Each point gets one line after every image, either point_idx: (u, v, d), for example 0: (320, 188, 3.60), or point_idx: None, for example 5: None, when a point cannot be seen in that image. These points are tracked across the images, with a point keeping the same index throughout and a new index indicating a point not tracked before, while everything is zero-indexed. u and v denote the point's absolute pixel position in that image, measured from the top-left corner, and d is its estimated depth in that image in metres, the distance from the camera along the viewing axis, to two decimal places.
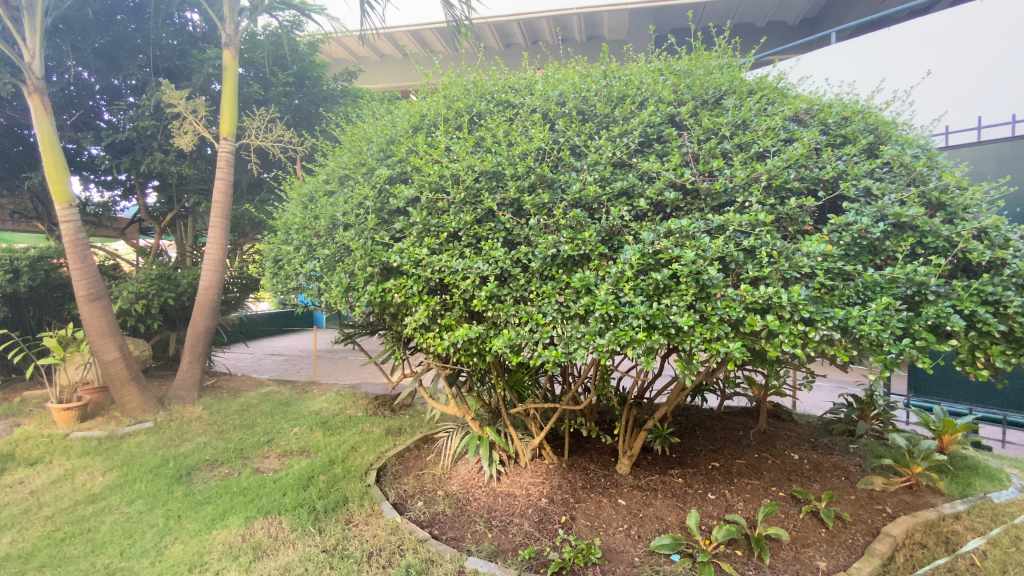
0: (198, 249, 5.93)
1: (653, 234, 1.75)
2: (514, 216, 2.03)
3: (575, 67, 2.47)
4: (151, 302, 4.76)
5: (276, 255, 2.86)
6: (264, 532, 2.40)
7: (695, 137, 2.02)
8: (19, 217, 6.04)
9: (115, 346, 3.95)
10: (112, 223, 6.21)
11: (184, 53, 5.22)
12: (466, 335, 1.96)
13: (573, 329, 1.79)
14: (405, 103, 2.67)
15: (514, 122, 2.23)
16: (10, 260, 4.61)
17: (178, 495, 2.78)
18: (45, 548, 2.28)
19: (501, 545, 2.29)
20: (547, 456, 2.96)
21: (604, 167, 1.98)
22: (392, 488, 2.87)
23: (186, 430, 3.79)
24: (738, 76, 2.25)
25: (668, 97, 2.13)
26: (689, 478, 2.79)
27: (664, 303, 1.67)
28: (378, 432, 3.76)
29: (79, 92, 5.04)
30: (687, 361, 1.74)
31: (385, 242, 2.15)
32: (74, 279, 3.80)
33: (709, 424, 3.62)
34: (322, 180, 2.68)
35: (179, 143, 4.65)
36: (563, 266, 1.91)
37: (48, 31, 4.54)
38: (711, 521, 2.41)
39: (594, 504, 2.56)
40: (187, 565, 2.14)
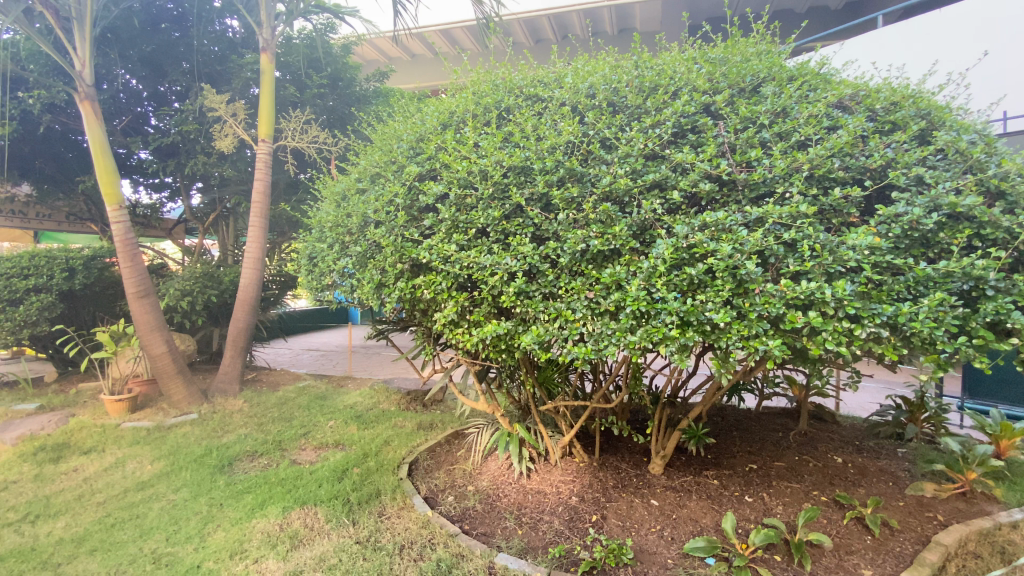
0: (238, 248, 6.14)
1: (687, 228, 1.69)
2: (542, 212, 2.01)
3: (606, 58, 2.42)
4: (195, 299, 4.96)
5: (312, 252, 2.92)
6: (301, 522, 2.46)
7: (732, 126, 1.94)
8: (75, 219, 6.42)
9: (162, 341, 4.13)
10: (159, 223, 6.49)
11: (224, 59, 5.40)
12: (494, 332, 1.95)
13: (604, 326, 1.74)
14: (434, 101, 2.68)
15: (543, 116, 2.20)
16: (67, 259, 4.90)
17: (221, 484, 2.89)
18: (97, 533, 2.41)
19: (531, 543, 2.28)
20: (577, 454, 2.92)
21: (636, 159, 1.92)
22: (423, 482, 2.90)
23: (228, 422, 3.94)
24: (778, 62, 2.15)
25: (703, 86, 2.06)
26: (725, 479, 2.71)
27: (699, 299, 1.61)
28: (411, 427, 3.82)
29: (128, 99, 5.30)
30: (724, 359, 1.68)
31: (415, 239, 2.18)
32: (124, 277, 3.99)
33: (746, 424, 3.50)
34: (354, 180, 2.72)
35: (220, 145, 4.82)
36: (593, 261, 1.87)
37: (98, 41, 4.77)
38: (748, 525, 2.33)
39: (626, 504, 2.52)
40: (228, 552, 2.22)
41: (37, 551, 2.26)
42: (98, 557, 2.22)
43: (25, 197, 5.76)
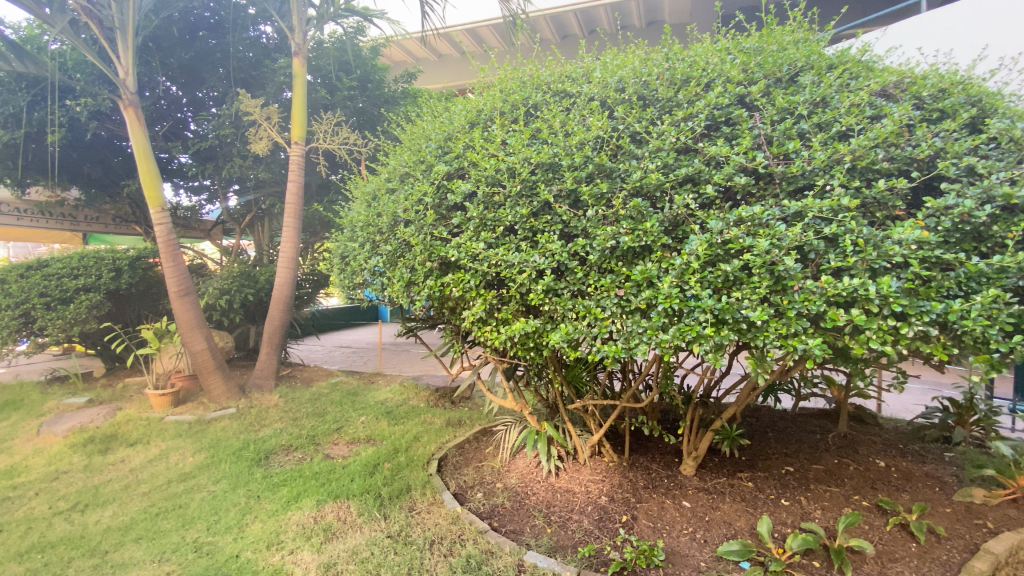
0: (273, 248, 6.32)
1: (722, 223, 1.64)
2: (571, 208, 1.99)
3: (635, 52, 2.37)
4: (233, 298, 5.13)
5: (343, 252, 2.97)
6: (334, 515, 2.51)
7: (768, 117, 1.88)
8: (121, 221, 6.73)
9: (202, 338, 4.29)
10: (199, 224, 6.74)
11: (258, 64, 5.55)
12: (522, 330, 1.94)
13: (634, 324, 1.71)
14: (462, 100, 2.68)
15: (571, 111, 2.17)
16: (114, 260, 5.14)
17: (258, 477, 2.98)
18: (142, 522, 2.52)
19: (560, 542, 2.27)
20: (606, 453, 2.89)
21: (667, 154, 1.88)
22: (452, 478, 2.92)
23: (264, 416, 4.06)
24: (817, 50, 2.06)
25: (737, 76, 2.00)
26: (760, 482, 2.64)
27: (735, 296, 1.56)
28: (439, 423, 3.85)
29: (169, 105, 5.53)
30: (760, 359, 1.62)
31: (443, 237, 2.20)
32: (166, 277, 4.15)
33: (782, 426, 3.40)
34: (384, 180, 2.75)
35: (255, 149, 4.97)
36: (623, 258, 1.84)
37: (141, 50, 4.97)
38: (785, 530, 2.26)
39: (656, 505, 2.48)
40: (265, 543, 2.29)
41: (86, 539, 2.38)
42: (143, 545, 2.32)
43: (76, 201, 6.07)
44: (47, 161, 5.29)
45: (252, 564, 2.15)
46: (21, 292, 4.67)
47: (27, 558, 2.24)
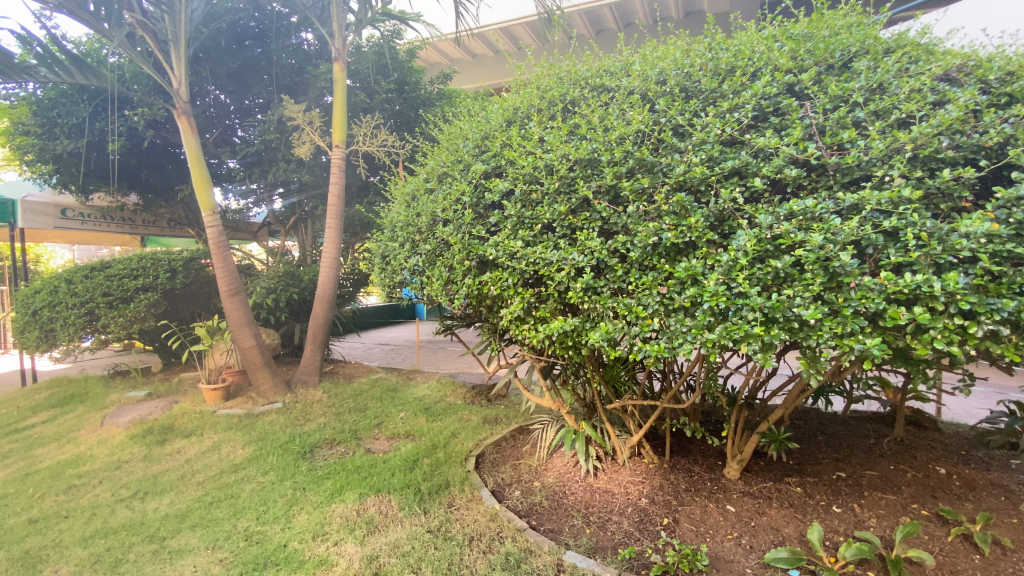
0: (316, 248, 6.52)
1: (772, 217, 1.58)
2: (611, 205, 1.96)
3: (676, 43, 2.30)
4: (279, 297, 5.33)
5: (383, 251, 3.02)
6: (376, 509, 2.57)
7: (821, 106, 1.79)
8: (175, 225, 7.09)
9: (251, 335, 4.46)
10: (246, 226, 7.02)
11: (301, 70, 5.73)
12: (561, 328, 1.93)
13: (678, 323, 1.67)
14: (499, 98, 2.68)
15: (611, 106, 2.14)
16: (169, 261, 5.43)
17: (304, 469, 3.08)
18: (198, 510, 2.65)
19: (600, 543, 2.24)
20: (646, 454, 2.84)
21: (712, 146, 1.82)
22: (490, 475, 2.93)
23: (309, 411, 4.19)
24: (873, 33, 1.95)
25: (786, 64, 1.92)
26: (809, 488, 2.53)
27: (786, 294, 1.50)
28: (476, 420, 3.88)
29: (218, 113, 5.78)
30: (813, 360, 1.56)
31: (481, 236, 2.21)
32: (218, 277, 4.34)
33: (833, 430, 3.25)
34: (423, 180, 2.78)
35: (299, 152, 5.13)
36: (666, 255, 1.80)
37: (192, 61, 5.22)
38: (837, 538, 2.16)
39: (699, 509, 2.42)
40: (311, 534, 2.36)
41: (146, 525, 2.52)
42: (199, 532, 2.44)
43: (135, 206, 6.44)
44: (109, 169, 5.62)
45: (300, 554, 2.22)
46: (87, 292, 4.99)
47: (92, 543, 2.39)
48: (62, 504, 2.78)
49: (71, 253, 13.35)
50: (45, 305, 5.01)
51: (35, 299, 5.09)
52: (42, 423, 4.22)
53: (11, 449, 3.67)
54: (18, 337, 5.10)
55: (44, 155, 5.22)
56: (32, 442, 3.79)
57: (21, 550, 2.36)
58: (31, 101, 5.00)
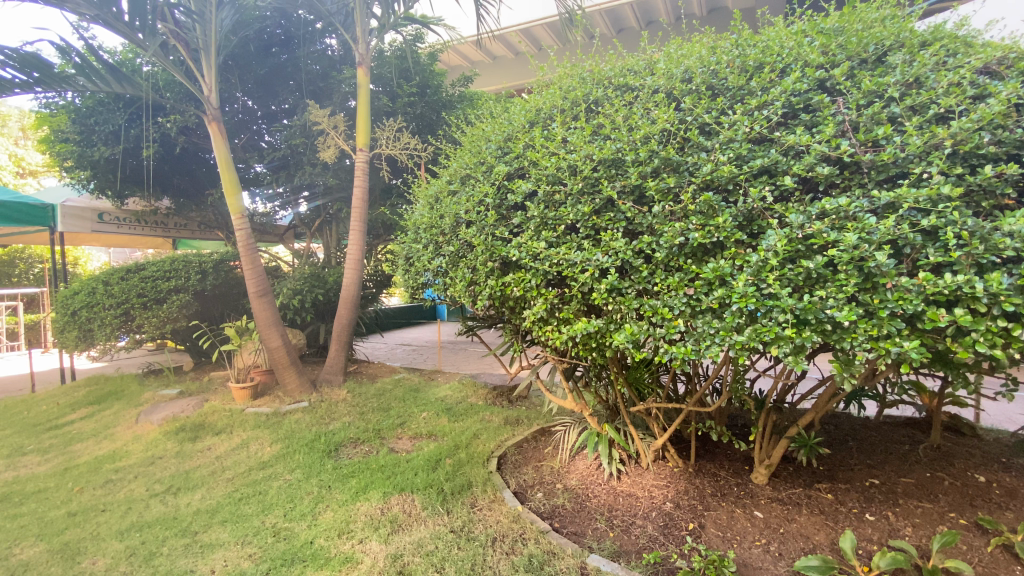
0: (340, 250, 6.62)
1: (803, 217, 1.54)
2: (636, 205, 1.94)
3: (701, 40, 2.27)
4: (305, 297, 5.45)
5: (407, 253, 3.05)
6: (400, 508, 2.60)
7: (854, 101, 1.75)
8: (204, 228, 7.28)
9: (278, 336, 4.55)
10: (273, 229, 7.18)
11: (325, 75, 5.83)
12: (584, 330, 1.92)
13: (705, 325, 1.65)
14: (521, 99, 2.68)
15: (635, 105, 2.12)
16: (200, 263, 5.58)
17: (329, 467, 3.13)
18: (228, 506, 2.71)
19: (624, 547, 2.22)
20: (671, 458, 2.80)
21: (740, 145, 1.79)
22: (512, 477, 2.93)
23: (333, 410, 4.26)
24: (909, 26, 1.88)
25: (817, 59, 1.87)
26: (841, 494, 2.46)
27: (818, 296, 1.46)
28: (498, 421, 3.89)
29: (246, 118, 5.93)
30: (846, 363, 1.52)
31: (504, 237, 2.22)
32: (246, 278, 4.44)
33: (865, 435, 3.16)
34: (446, 182, 2.80)
35: (324, 156, 5.22)
36: (693, 256, 1.78)
37: (221, 68, 5.37)
38: (871, 547, 2.09)
39: (726, 514, 2.37)
40: (337, 531, 2.40)
41: (179, 520, 2.59)
42: (229, 527, 2.50)
43: (167, 210, 6.65)
44: (143, 175, 5.81)
45: (326, 551, 2.26)
46: (123, 293, 5.17)
47: (127, 536, 2.47)
48: (100, 498, 2.88)
49: (108, 256, 13.82)
50: (83, 305, 5.20)
51: (74, 299, 5.29)
52: (81, 419, 4.39)
53: (52, 444, 3.82)
54: (59, 336, 5.30)
55: (82, 161, 5.44)
56: (72, 438, 3.94)
57: (61, 541, 2.45)
58: (70, 109, 5.22)
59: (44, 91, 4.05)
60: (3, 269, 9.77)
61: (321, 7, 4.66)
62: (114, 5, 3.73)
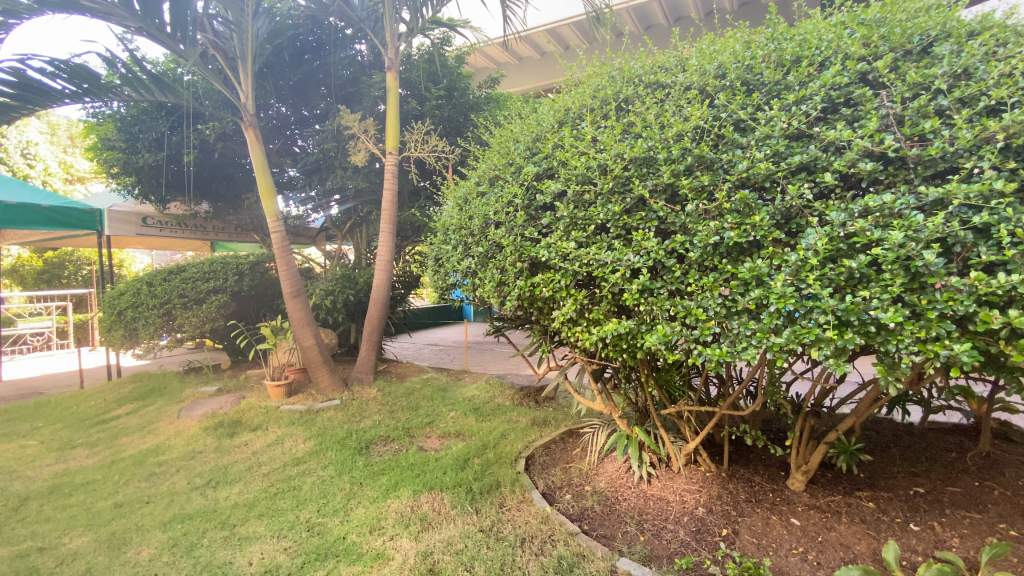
0: (370, 251, 6.74)
1: (844, 214, 1.49)
2: (668, 203, 1.90)
3: (735, 35, 2.22)
4: (337, 298, 5.57)
5: (436, 254, 3.07)
6: (430, 506, 2.63)
7: (898, 94, 1.68)
8: (241, 231, 7.51)
9: (311, 335, 4.66)
10: (306, 231, 7.37)
11: (355, 80, 5.95)
12: (615, 330, 1.90)
13: (741, 326, 1.62)
14: (550, 99, 2.68)
15: (667, 103, 2.10)
16: (237, 264, 5.73)
17: (361, 464, 3.19)
18: (264, 500, 2.80)
19: (655, 551, 2.19)
20: (703, 462, 2.75)
21: (778, 141, 1.74)
22: (541, 478, 2.93)
23: (364, 408, 4.34)
24: (956, 14, 1.80)
25: (859, 52, 1.80)
26: (883, 503, 2.37)
27: (861, 297, 1.41)
28: (526, 421, 3.89)
29: (280, 124, 6.11)
30: (891, 367, 1.47)
31: (533, 238, 2.22)
32: (281, 279, 4.56)
33: (908, 442, 3.03)
34: (474, 183, 2.81)
35: (355, 160, 5.33)
36: (728, 255, 1.74)
37: (257, 76, 5.54)
38: (916, 558, 2.00)
39: (761, 520, 2.31)
40: (368, 528, 2.44)
41: (218, 512, 2.69)
42: (266, 521, 2.58)
43: (206, 213, 6.90)
44: (184, 180, 6.04)
45: (358, 547, 2.30)
46: (166, 294, 5.40)
47: (169, 527, 2.57)
48: (144, 491, 3.01)
49: (151, 258, 14.43)
50: (129, 305, 5.46)
51: (120, 300, 5.55)
52: (126, 414, 4.60)
53: (100, 438, 4.01)
54: (106, 335, 5.57)
55: (127, 168, 5.70)
56: (118, 432, 4.14)
57: (108, 531, 2.56)
58: (116, 118, 5.48)
59: (93, 101, 4.26)
60: (54, 270, 10.33)
61: (352, 13, 4.75)
62: (157, 17, 3.90)
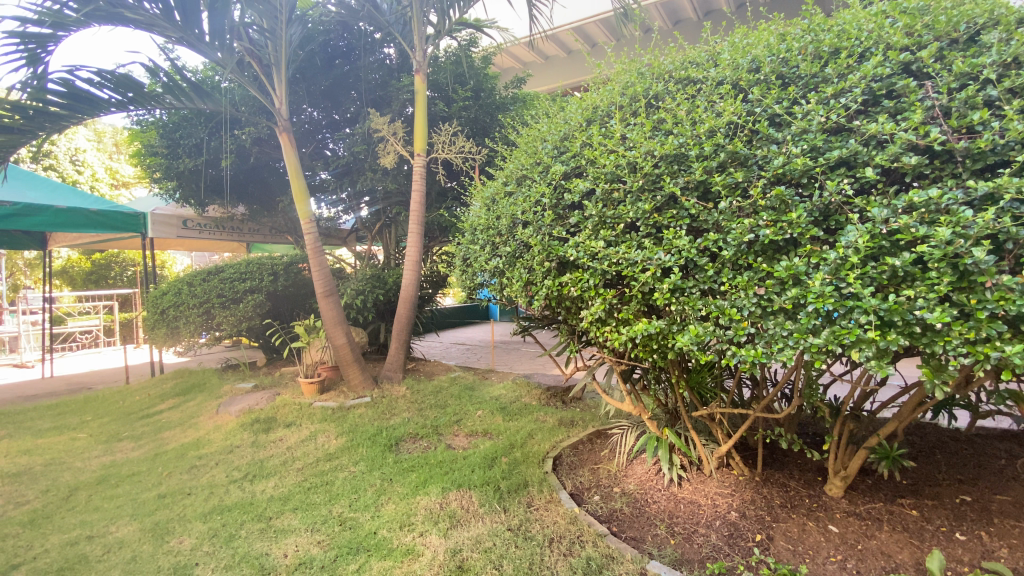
0: (399, 251, 6.85)
1: (887, 211, 1.44)
2: (700, 201, 1.87)
3: (769, 27, 2.17)
4: (367, 297, 5.68)
5: (464, 254, 3.08)
6: (458, 503, 2.65)
7: (945, 84, 1.61)
8: (274, 232, 7.73)
9: (343, 333, 4.75)
10: (337, 232, 7.53)
11: (384, 83, 6.04)
12: (645, 330, 1.87)
13: (777, 326, 1.58)
14: (578, 98, 2.66)
15: (698, 98, 2.06)
16: (272, 265, 5.91)
17: (391, 461, 3.25)
18: (298, 494, 2.88)
19: (686, 555, 2.15)
20: (736, 466, 2.69)
21: (815, 135, 1.69)
22: (569, 478, 2.92)
23: (394, 405, 4.41)
24: (1005, 1, 1.70)
25: (901, 41, 1.73)
26: (927, 511, 2.27)
27: (905, 296, 1.36)
28: (553, 422, 3.88)
29: (312, 128, 6.28)
30: (937, 369, 1.41)
31: (561, 237, 2.21)
32: (314, 279, 4.67)
33: (955, 448, 2.89)
34: (502, 183, 2.82)
35: (384, 162, 5.42)
36: (763, 254, 1.70)
37: (290, 82, 5.71)
38: (962, 569, 1.91)
39: (797, 527, 2.25)
40: (398, 524, 2.48)
41: (255, 505, 2.78)
42: (300, 514, 2.65)
43: (242, 216, 7.13)
44: (222, 184, 6.25)
45: (389, 542, 2.34)
46: (205, 293, 5.62)
47: (209, 518, 2.67)
48: (186, 482, 3.13)
49: (190, 259, 14.97)
50: (171, 305, 5.70)
51: (163, 299, 5.80)
52: (169, 409, 4.79)
53: (144, 431, 4.20)
54: (150, 333, 5.83)
55: (169, 173, 5.98)
56: (161, 426, 4.32)
57: (152, 521, 2.68)
58: (159, 125, 5.73)
59: (137, 109, 4.45)
60: (101, 271, 10.86)
61: (380, 18, 4.84)
62: (196, 27, 4.05)
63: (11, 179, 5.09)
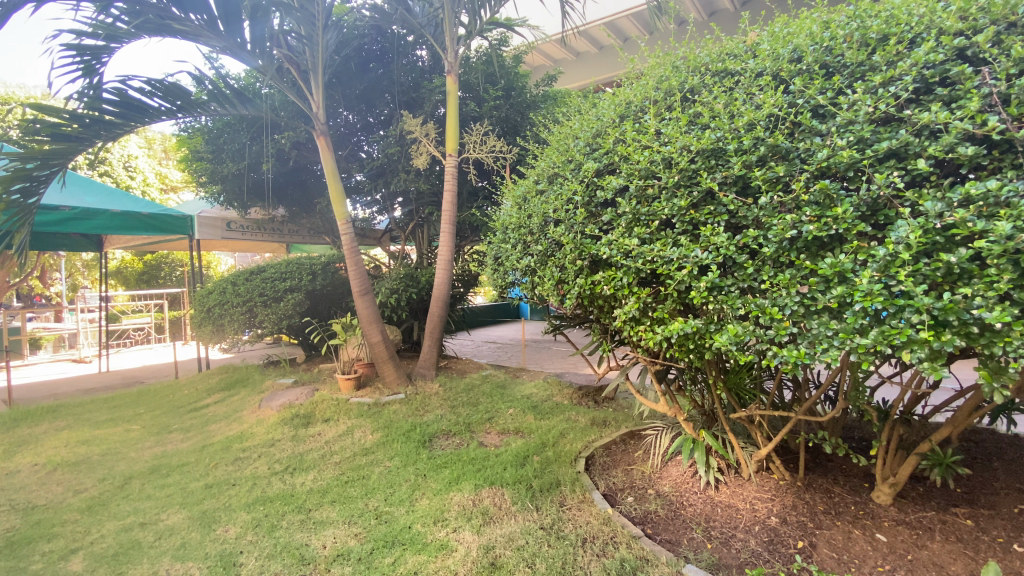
0: (432, 251, 6.95)
1: (941, 204, 1.36)
2: (738, 196, 1.82)
3: (811, 14, 2.08)
4: (401, 296, 5.79)
5: (496, 252, 3.09)
6: (490, 501, 2.67)
7: (1003, 70, 1.50)
8: (312, 234, 7.97)
9: (377, 331, 4.85)
10: (372, 233, 7.70)
11: (417, 85, 6.14)
12: (682, 330, 1.84)
13: (822, 326, 1.53)
14: (610, 93, 2.63)
15: (737, 91, 2.01)
16: (310, 265, 6.10)
17: (425, 457, 3.30)
18: (336, 487, 2.96)
19: (723, 559, 2.10)
20: (776, 469, 2.61)
21: (862, 127, 1.62)
22: (602, 478, 2.89)
23: (427, 402, 4.48)
24: None
25: (955, 26, 1.64)
26: (984, 522, 2.14)
27: (961, 294, 1.29)
28: (585, 421, 3.86)
29: (347, 131, 6.43)
30: (997, 371, 1.34)
31: (594, 235, 2.20)
32: (350, 279, 4.78)
33: (1015, 455, 2.72)
34: (533, 181, 2.81)
35: (417, 162, 5.50)
36: (806, 250, 1.64)
37: (327, 86, 5.87)
38: None
39: (842, 534, 2.16)
40: (432, 519, 2.52)
41: (296, 497, 2.87)
42: (338, 507, 2.73)
43: (282, 217, 7.37)
44: (263, 187, 6.49)
45: (423, 536, 2.38)
46: (249, 292, 5.85)
47: (253, 508, 2.78)
48: (231, 474, 3.27)
49: (233, 260, 15.56)
50: (216, 303, 5.96)
51: (209, 298, 6.08)
52: (215, 403, 5.01)
53: (192, 424, 4.40)
54: (197, 330, 6.11)
55: (214, 176, 6.26)
56: (208, 419, 4.52)
57: (200, 509, 2.81)
58: (204, 132, 6.00)
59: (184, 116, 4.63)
60: (152, 271, 11.45)
61: (413, 20, 4.90)
62: (239, 36, 4.21)
63: (71, 185, 5.41)
